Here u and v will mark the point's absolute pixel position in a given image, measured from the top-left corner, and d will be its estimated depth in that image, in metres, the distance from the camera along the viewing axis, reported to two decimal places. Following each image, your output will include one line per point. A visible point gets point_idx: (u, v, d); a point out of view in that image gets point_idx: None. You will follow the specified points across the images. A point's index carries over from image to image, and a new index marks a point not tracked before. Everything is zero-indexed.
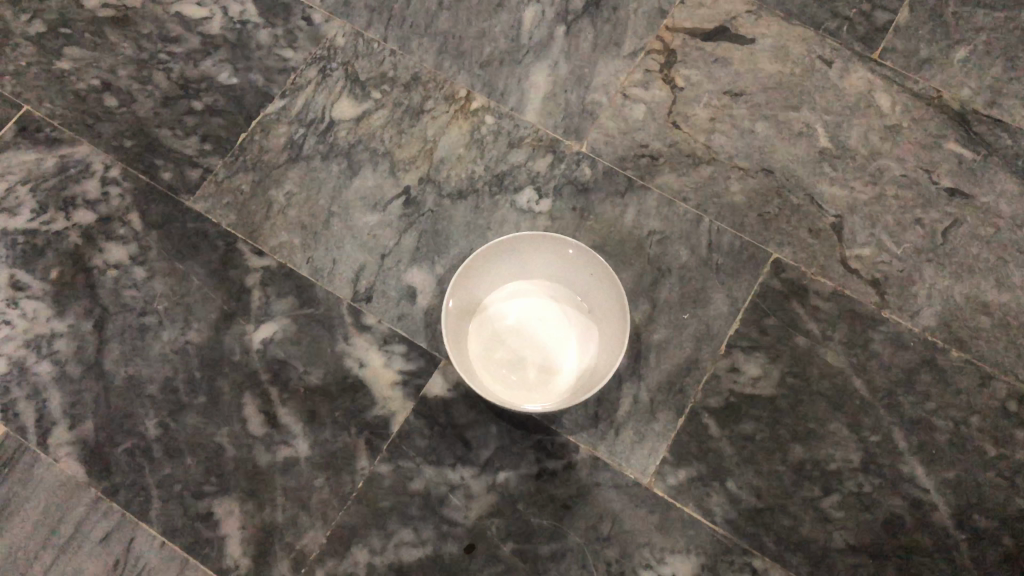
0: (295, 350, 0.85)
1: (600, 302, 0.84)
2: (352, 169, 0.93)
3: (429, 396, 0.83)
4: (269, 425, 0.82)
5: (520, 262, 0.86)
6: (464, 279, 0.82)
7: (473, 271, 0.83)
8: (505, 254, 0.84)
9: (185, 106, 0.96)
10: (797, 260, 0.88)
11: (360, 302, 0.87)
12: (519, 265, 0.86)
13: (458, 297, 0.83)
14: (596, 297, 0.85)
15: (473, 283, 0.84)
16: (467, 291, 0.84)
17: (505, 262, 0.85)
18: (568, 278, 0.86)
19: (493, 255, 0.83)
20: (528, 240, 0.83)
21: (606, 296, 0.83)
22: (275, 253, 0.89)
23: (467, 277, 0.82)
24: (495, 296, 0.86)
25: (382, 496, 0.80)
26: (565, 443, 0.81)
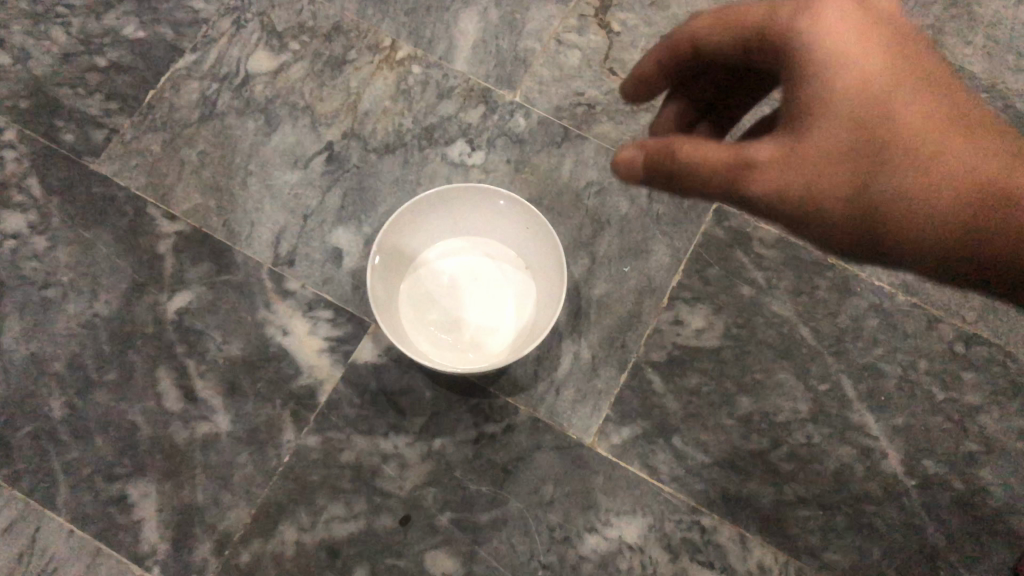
0: (213, 319, 0.79)
1: (537, 259, 0.80)
2: (269, 125, 0.87)
3: (358, 362, 0.78)
4: (186, 400, 0.77)
5: (452, 220, 0.81)
6: (394, 237, 0.77)
7: (401, 227, 0.77)
8: (435, 207, 0.79)
9: (86, 63, 0.88)
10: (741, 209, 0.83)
11: (281, 266, 0.82)
12: (450, 219, 0.81)
13: (385, 254, 0.77)
14: (531, 254, 0.81)
15: (403, 241, 0.79)
16: (396, 249, 0.78)
17: (436, 221, 0.80)
18: (503, 235, 0.82)
19: (423, 212, 0.78)
20: (459, 196, 0.78)
21: (541, 251, 0.79)
22: (188, 216, 0.83)
23: (396, 234, 0.77)
24: (426, 256, 0.82)
25: (311, 469, 0.75)
26: (504, 406, 0.77)
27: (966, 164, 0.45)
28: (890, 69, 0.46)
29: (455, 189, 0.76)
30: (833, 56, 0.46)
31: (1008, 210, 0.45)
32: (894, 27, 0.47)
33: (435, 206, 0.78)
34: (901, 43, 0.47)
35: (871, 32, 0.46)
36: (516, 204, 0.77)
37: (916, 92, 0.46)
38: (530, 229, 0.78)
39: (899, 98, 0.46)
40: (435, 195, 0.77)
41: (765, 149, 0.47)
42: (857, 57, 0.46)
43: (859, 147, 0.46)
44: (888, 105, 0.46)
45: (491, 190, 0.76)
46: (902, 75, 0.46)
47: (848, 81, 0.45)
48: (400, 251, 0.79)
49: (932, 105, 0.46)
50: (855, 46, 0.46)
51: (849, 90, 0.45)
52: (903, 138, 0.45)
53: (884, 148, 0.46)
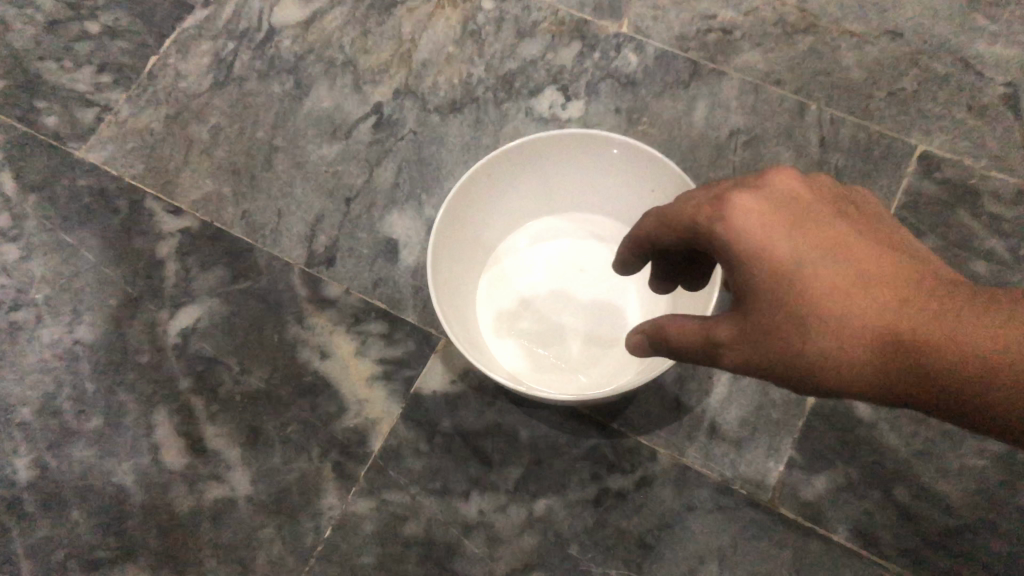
0: (229, 341, 0.58)
1: None
2: (301, 88, 0.67)
3: (424, 393, 0.56)
4: (191, 453, 0.56)
5: (542, 193, 0.58)
6: (463, 218, 0.54)
7: (471, 199, 0.53)
8: (518, 171, 0.55)
9: (75, 30, 0.70)
10: (949, 152, 0.60)
11: (318, 268, 0.60)
12: (538, 186, 0.57)
13: (453, 239, 0.53)
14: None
15: (476, 225, 0.56)
16: (469, 234, 0.55)
17: (519, 196, 0.57)
18: (615, 209, 0.58)
19: (499, 183, 0.55)
20: (548, 152, 0.54)
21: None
22: (198, 209, 0.63)
23: (466, 213, 0.54)
24: (510, 247, 0.59)
25: (363, 548, 0.53)
26: (635, 450, 0.54)
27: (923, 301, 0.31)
28: (821, 240, 0.33)
29: (539, 140, 0.52)
30: (750, 236, 0.33)
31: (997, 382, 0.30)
32: (819, 198, 0.35)
33: (517, 171, 0.55)
34: (825, 207, 0.35)
35: (790, 203, 0.34)
36: (631, 156, 0.52)
37: (854, 257, 0.33)
38: (653, 192, 0.54)
39: (836, 271, 0.33)
40: (514, 153, 0.53)
41: (724, 325, 0.35)
42: (775, 238, 0.33)
43: (807, 339, 0.33)
44: (822, 284, 0.32)
45: (593, 133, 0.52)
46: (837, 243, 0.33)
47: (777, 268, 0.33)
48: (473, 241, 0.56)
49: (878, 269, 0.32)
50: (774, 226, 0.34)
51: (780, 278, 0.33)
52: (852, 317, 0.32)
53: (837, 329, 0.32)
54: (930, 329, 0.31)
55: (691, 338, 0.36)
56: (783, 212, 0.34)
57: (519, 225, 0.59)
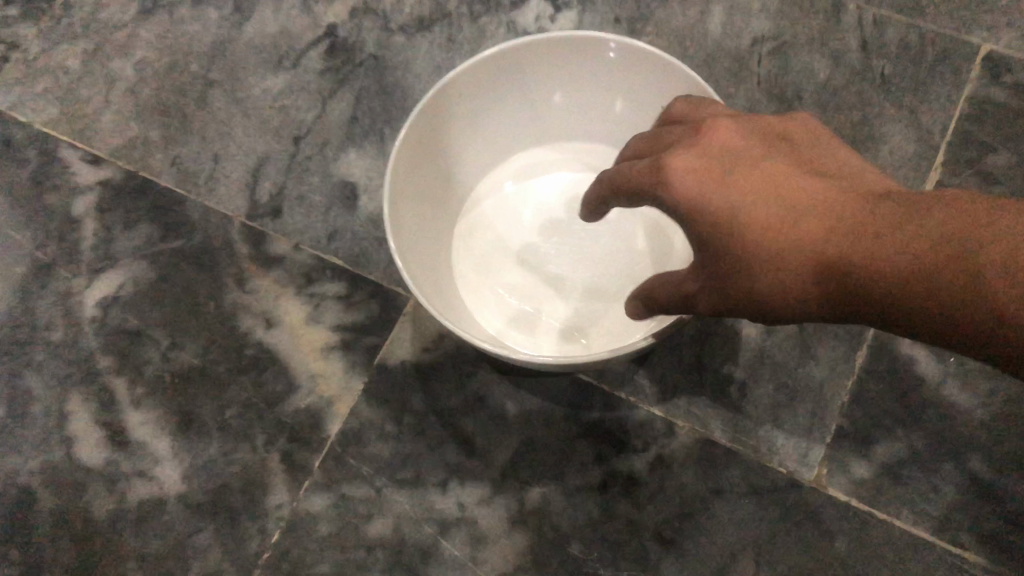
0: (156, 311, 0.49)
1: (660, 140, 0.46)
2: (240, 12, 0.56)
3: (390, 364, 0.46)
4: (112, 445, 0.46)
5: (524, 115, 0.47)
6: (430, 150, 0.43)
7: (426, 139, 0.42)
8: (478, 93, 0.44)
9: None
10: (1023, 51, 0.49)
11: (262, 220, 0.50)
12: (504, 109, 0.46)
13: (410, 191, 0.42)
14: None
15: (445, 158, 0.45)
16: (437, 169, 0.45)
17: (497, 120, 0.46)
18: (614, 131, 0.48)
19: (472, 104, 0.44)
20: (533, 63, 0.43)
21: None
22: (121, 156, 0.53)
23: (433, 144, 0.43)
24: (487, 184, 0.49)
25: (319, 553, 0.43)
26: (647, 425, 0.44)
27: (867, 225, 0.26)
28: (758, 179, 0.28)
29: (522, 45, 0.41)
30: (681, 188, 0.29)
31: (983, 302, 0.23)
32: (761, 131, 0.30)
33: (495, 88, 0.44)
34: (768, 142, 0.30)
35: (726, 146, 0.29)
36: (638, 63, 0.42)
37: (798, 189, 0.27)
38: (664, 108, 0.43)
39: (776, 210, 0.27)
40: (490, 64, 0.42)
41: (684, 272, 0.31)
42: (708, 187, 0.28)
43: (750, 283, 0.28)
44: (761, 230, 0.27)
45: (589, 34, 0.41)
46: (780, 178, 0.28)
47: (710, 214, 0.28)
48: (443, 179, 0.46)
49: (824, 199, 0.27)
50: (707, 173, 0.29)
51: (716, 226, 0.28)
52: (799, 259, 0.27)
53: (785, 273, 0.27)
54: (878, 255, 0.25)
55: (664, 302, 0.31)
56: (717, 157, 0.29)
57: (497, 156, 0.49)
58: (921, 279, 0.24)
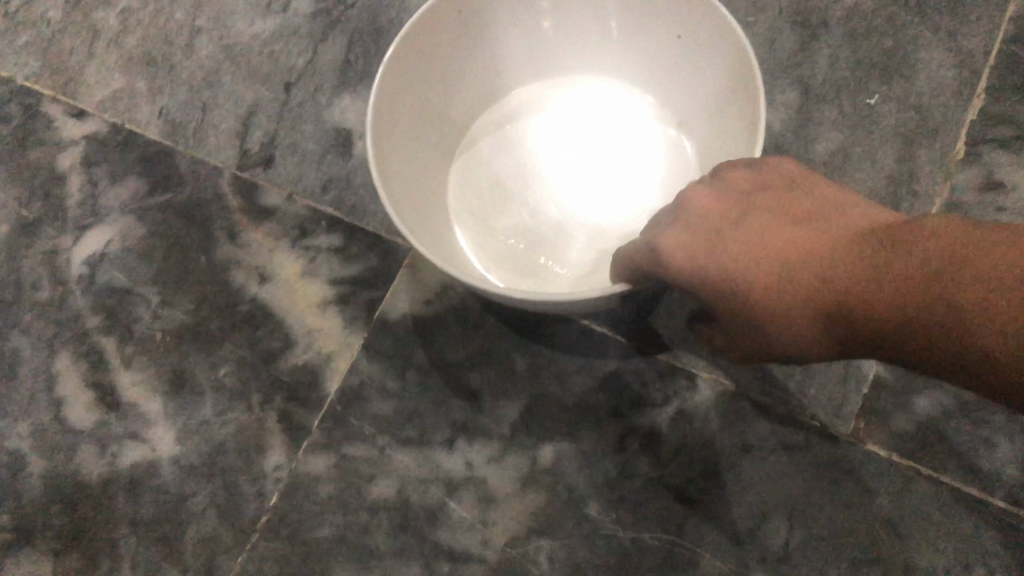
0: (145, 268, 0.46)
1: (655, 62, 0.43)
2: None
3: (391, 318, 0.43)
4: (102, 409, 0.44)
5: (519, 41, 0.44)
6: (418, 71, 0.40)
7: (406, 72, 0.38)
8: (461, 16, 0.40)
9: None
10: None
11: (254, 170, 0.47)
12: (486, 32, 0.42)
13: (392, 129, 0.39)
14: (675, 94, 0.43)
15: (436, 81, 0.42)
16: (428, 96, 0.42)
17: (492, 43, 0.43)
18: (612, 53, 0.44)
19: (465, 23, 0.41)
20: None
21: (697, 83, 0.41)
22: (107, 109, 0.50)
23: (411, 77, 0.39)
24: (484, 115, 0.46)
25: (319, 518, 0.41)
26: (666, 377, 0.41)
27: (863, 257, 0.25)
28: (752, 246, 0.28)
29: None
30: (675, 262, 0.28)
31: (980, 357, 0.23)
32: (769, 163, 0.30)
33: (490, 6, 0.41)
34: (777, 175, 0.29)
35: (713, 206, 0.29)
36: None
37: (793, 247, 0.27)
38: (677, 37, 0.40)
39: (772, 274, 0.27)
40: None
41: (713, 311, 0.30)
42: (709, 247, 0.28)
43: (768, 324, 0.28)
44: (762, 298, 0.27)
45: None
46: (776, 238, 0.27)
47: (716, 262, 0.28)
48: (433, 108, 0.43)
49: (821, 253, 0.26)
50: (698, 244, 0.28)
51: (723, 278, 0.28)
52: (805, 314, 0.27)
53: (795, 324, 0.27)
54: (873, 295, 0.25)
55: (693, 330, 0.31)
56: (704, 223, 0.29)
57: (494, 86, 0.46)
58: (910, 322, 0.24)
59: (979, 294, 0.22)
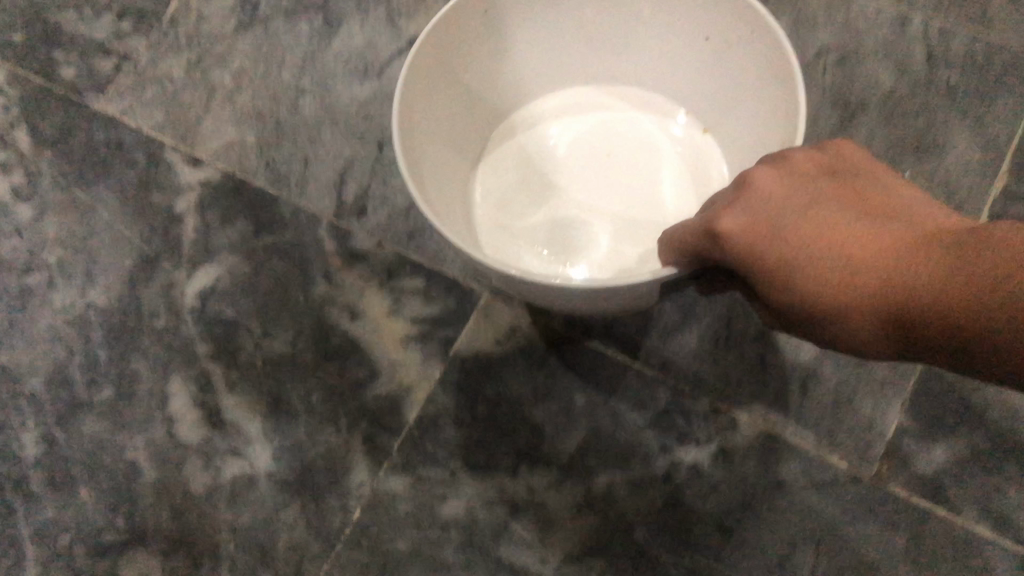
0: (249, 302, 0.53)
1: (678, 54, 0.46)
2: (329, 26, 0.60)
3: (465, 356, 0.49)
4: (209, 426, 0.50)
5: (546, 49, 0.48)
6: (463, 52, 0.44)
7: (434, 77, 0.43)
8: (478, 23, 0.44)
9: None
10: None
11: (347, 218, 0.54)
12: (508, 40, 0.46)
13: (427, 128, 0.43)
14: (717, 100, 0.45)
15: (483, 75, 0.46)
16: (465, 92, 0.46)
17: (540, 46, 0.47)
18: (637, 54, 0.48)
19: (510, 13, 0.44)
20: None
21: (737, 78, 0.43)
22: (219, 159, 0.57)
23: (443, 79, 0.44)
24: (532, 119, 0.51)
25: (396, 530, 0.46)
26: (712, 419, 0.46)
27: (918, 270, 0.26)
28: (815, 241, 0.29)
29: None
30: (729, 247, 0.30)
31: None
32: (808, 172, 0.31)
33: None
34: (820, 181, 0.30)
35: (774, 194, 0.30)
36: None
37: (857, 248, 0.28)
38: (709, 37, 0.43)
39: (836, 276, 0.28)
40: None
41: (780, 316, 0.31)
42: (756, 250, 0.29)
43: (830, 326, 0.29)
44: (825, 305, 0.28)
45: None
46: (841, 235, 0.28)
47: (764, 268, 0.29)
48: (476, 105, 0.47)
49: (887, 254, 0.27)
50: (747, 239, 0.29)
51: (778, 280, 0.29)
52: (859, 310, 0.27)
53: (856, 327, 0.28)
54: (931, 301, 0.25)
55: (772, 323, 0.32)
56: (764, 205, 0.30)
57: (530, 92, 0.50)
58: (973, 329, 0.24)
59: None
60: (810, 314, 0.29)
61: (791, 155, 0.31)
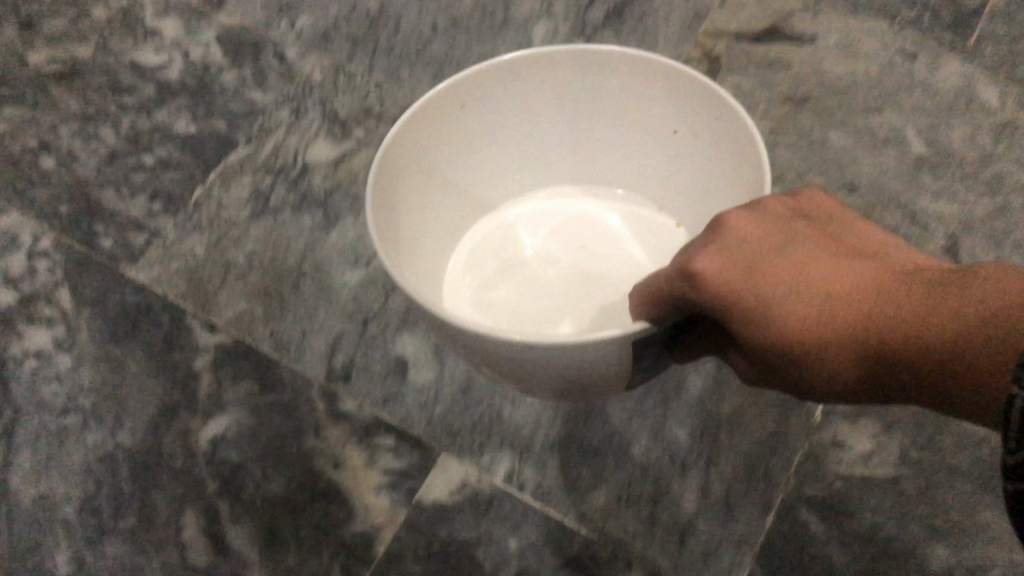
0: (252, 449, 0.65)
1: (646, 153, 0.67)
2: (328, 221, 0.75)
3: (425, 503, 0.62)
4: (215, 552, 0.62)
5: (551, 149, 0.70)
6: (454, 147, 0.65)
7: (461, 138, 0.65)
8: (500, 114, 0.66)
9: (133, 164, 0.80)
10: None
11: (336, 382, 0.67)
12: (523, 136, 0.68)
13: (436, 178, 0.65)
14: (661, 160, 0.67)
15: (479, 161, 0.68)
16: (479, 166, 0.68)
17: (510, 147, 0.69)
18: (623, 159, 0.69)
19: (504, 120, 0.66)
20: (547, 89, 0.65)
21: (675, 143, 0.64)
22: (232, 326, 0.71)
23: (466, 143, 0.66)
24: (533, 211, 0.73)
25: None
26: (613, 562, 0.60)
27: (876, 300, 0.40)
28: (785, 272, 0.43)
29: (527, 57, 0.61)
30: (719, 275, 0.43)
31: (965, 381, 0.36)
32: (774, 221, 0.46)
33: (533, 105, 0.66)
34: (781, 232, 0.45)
35: (746, 232, 0.45)
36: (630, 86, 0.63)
37: (821, 277, 0.42)
38: (675, 131, 0.63)
39: (809, 299, 0.42)
40: (506, 76, 0.62)
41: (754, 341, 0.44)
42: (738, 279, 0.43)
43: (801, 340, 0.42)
44: (793, 321, 0.42)
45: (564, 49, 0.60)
46: (807, 270, 0.43)
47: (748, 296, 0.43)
48: (461, 190, 0.68)
49: (852, 289, 0.41)
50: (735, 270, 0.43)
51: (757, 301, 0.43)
52: (833, 326, 0.41)
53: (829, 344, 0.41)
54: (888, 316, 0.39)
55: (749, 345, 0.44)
56: (740, 243, 0.44)
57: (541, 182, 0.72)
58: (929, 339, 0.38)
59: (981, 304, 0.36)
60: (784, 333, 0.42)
61: (765, 205, 0.47)
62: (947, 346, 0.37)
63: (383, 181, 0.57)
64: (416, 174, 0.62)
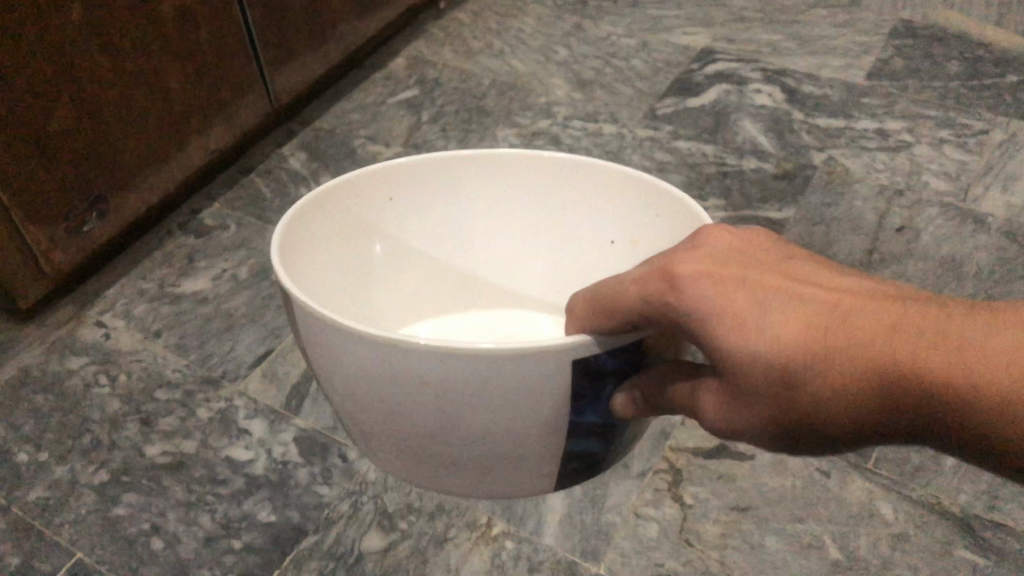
0: None
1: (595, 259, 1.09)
2: None
3: None
4: None
5: (513, 254, 1.14)
6: (443, 224, 1.11)
7: (447, 218, 1.10)
8: (489, 209, 1.10)
9: (224, 546, 1.03)
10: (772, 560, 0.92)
11: None
12: (506, 233, 1.12)
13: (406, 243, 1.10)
14: (600, 265, 1.09)
15: (458, 247, 1.13)
16: (451, 250, 1.13)
17: (496, 240, 1.13)
18: (570, 262, 1.11)
19: (491, 219, 1.11)
20: (523, 202, 1.09)
21: (614, 250, 1.06)
22: None
23: (452, 223, 1.11)
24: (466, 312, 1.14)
25: None
26: None
27: (853, 323, 0.60)
28: (766, 292, 0.64)
29: (518, 166, 1.05)
30: (717, 291, 0.63)
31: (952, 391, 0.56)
32: (731, 254, 0.68)
33: (508, 218, 1.11)
34: (741, 262, 0.67)
35: (719, 256, 0.67)
36: (585, 207, 1.06)
37: (791, 299, 0.63)
38: (615, 240, 1.05)
39: (786, 314, 0.62)
40: (500, 177, 1.07)
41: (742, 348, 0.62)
42: (730, 293, 0.63)
43: (784, 341, 0.61)
44: (778, 330, 0.61)
45: (534, 163, 1.04)
46: (784, 290, 0.64)
47: (734, 307, 0.63)
48: (447, 264, 1.14)
49: (826, 309, 0.62)
50: (725, 287, 0.64)
51: (744, 309, 0.63)
52: (810, 339, 0.61)
53: (810, 354, 0.61)
54: (866, 337, 0.60)
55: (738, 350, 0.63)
56: (718, 265, 0.66)
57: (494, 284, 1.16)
58: (917, 362, 0.57)
59: (958, 337, 0.57)
60: (770, 338, 0.61)
61: (718, 240, 0.69)
62: (939, 371, 0.57)
63: (366, 196, 1.02)
64: (405, 220, 1.08)
